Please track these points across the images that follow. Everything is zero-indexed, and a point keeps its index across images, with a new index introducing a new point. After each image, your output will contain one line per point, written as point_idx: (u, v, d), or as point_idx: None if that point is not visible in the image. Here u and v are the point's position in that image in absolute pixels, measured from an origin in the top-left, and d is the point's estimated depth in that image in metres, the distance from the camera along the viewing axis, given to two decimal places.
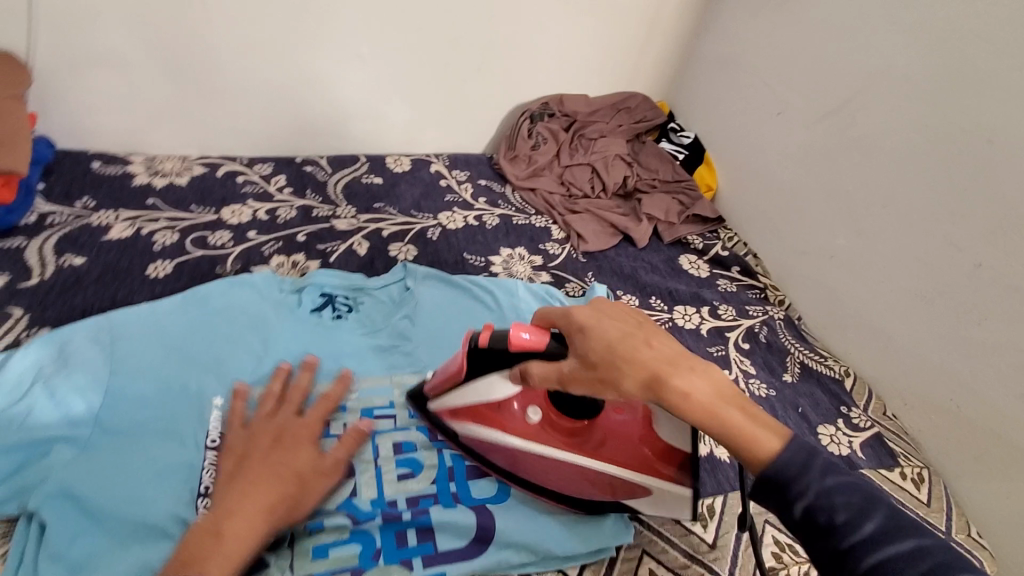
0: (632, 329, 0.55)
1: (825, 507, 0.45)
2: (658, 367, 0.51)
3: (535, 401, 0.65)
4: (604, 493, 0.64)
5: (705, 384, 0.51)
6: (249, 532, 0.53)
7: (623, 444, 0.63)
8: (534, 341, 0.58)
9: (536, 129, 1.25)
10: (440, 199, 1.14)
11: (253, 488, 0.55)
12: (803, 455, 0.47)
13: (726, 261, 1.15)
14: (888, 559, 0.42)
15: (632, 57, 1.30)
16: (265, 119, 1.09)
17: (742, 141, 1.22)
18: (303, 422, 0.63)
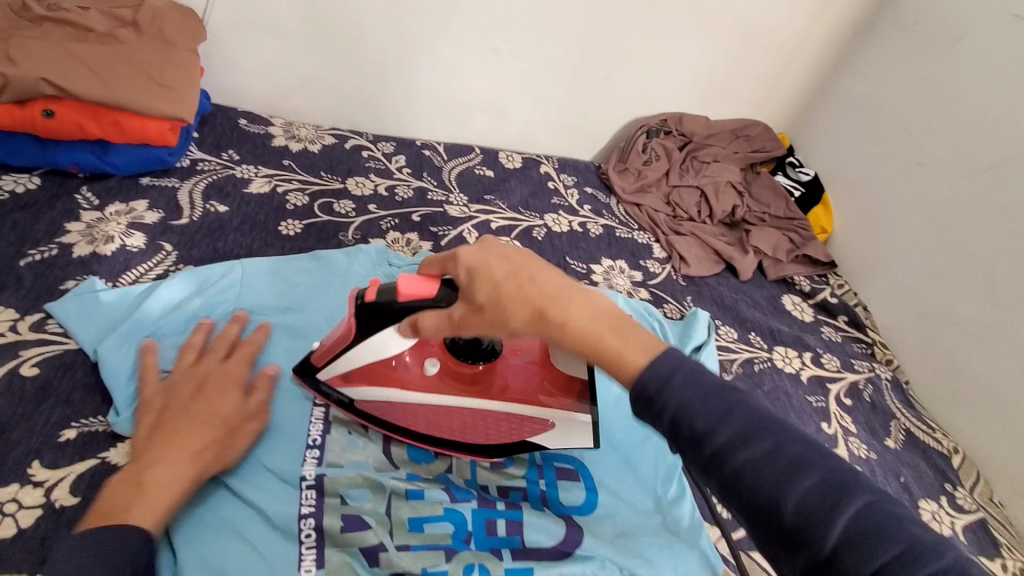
0: (518, 264, 0.47)
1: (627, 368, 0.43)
2: (540, 298, 0.46)
3: (430, 356, 0.65)
4: (514, 434, 0.65)
5: (581, 309, 0.45)
6: (177, 478, 0.52)
7: (527, 378, 0.65)
8: (414, 289, 0.54)
9: (651, 145, 1.23)
10: (547, 201, 1.15)
11: (174, 438, 0.54)
12: (670, 370, 0.41)
13: (834, 309, 1.10)
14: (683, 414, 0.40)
15: (761, 85, 1.27)
16: (396, 99, 1.13)
17: (868, 187, 1.16)
18: (224, 371, 0.62)
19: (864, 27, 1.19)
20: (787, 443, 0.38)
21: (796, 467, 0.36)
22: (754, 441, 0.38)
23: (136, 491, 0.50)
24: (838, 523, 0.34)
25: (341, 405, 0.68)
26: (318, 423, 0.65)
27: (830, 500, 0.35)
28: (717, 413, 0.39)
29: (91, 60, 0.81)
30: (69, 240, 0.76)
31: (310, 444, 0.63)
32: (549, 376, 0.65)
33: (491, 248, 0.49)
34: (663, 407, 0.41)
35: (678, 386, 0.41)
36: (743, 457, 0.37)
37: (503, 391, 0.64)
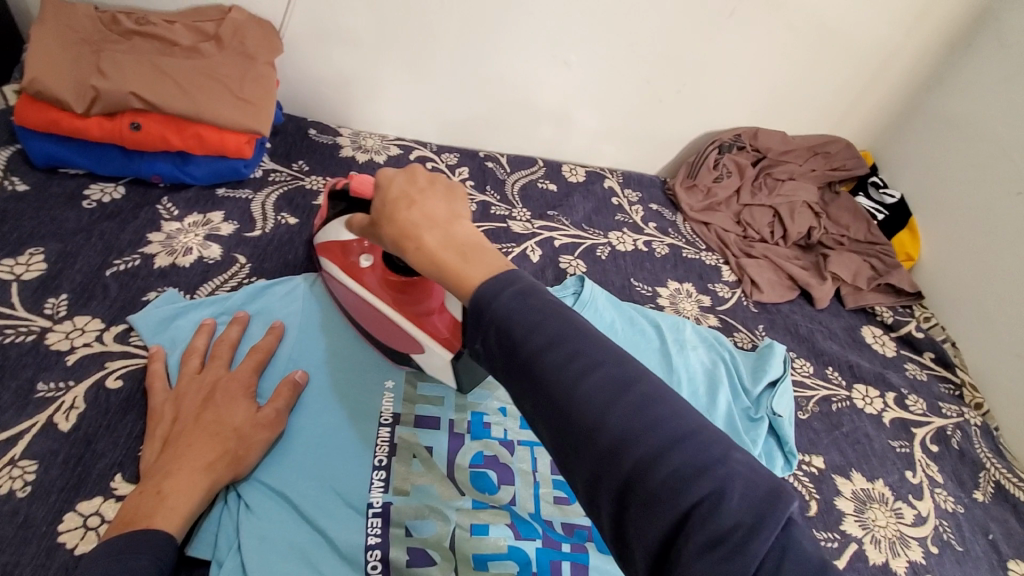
0: (419, 185, 0.52)
1: (541, 357, 0.40)
2: (403, 224, 0.50)
3: (370, 253, 0.71)
4: (394, 343, 0.70)
5: (439, 236, 0.49)
6: (191, 488, 0.53)
7: (439, 314, 0.68)
8: (363, 186, 0.67)
9: (723, 160, 1.18)
10: (611, 217, 1.11)
11: (187, 447, 0.55)
12: (504, 286, 0.44)
13: (919, 344, 1.02)
14: (591, 411, 0.37)
15: (845, 99, 1.19)
16: (460, 111, 1.13)
17: (960, 214, 1.07)
18: (235, 378, 0.63)
19: (967, 40, 1.10)
20: (594, 359, 0.39)
21: (615, 389, 0.38)
22: (599, 381, 0.38)
23: (153, 499, 0.51)
24: (668, 455, 0.35)
25: (407, 428, 0.67)
26: (385, 444, 0.65)
27: (667, 428, 0.36)
28: (552, 339, 0.40)
29: (178, 74, 0.83)
30: (151, 251, 0.78)
31: (376, 467, 0.63)
32: (441, 318, 0.68)
33: (415, 174, 0.54)
34: (492, 327, 0.43)
35: (512, 313, 0.42)
36: (584, 392, 0.38)
37: (422, 312, 0.68)
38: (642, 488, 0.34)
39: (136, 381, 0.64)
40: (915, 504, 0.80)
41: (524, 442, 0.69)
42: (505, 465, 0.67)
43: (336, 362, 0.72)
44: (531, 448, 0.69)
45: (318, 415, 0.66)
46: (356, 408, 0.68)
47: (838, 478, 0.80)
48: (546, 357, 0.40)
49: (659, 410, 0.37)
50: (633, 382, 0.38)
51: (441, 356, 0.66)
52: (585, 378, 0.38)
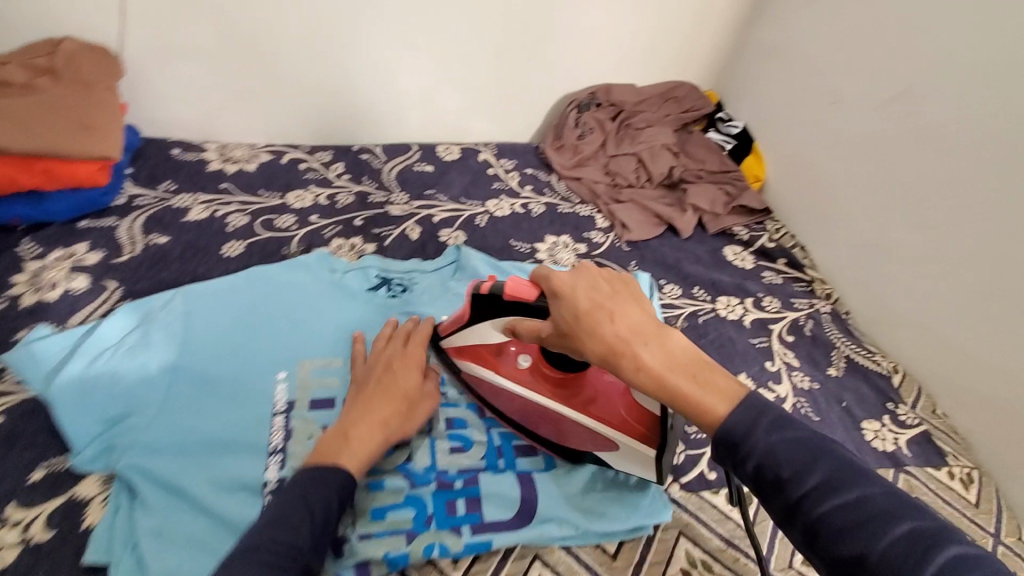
0: (602, 299, 0.56)
1: (771, 464, 0.47)
2: (612, 338, 0.54)
3: (524, 350, 0.71)
4: (583, 444, 0.68)
5: (657, 353, 0.53)
6: (371, 440, 0.61)
7: (609, 402, 0.67)
8: (518, 290, 0.62)
9: (583, 119, 1.27)
10: (488, 187, 1.18)
11: (372, 404, 0.63)
12: (751, 416, 0.49)
13: (773, 253, 1.14)
14: (819, 510, 0.44)
15: (682, 46, 1.30)
16: (325, 109, 1.16)
17: (791, 133, 1.19)
18: (406, 351, 0.71)
19: None
20: (855, 490, 0.44)
21: (865, 514, 0.43)
22: (818, 477, 0.45)
23: (341, 444, 0.59)
24: (890, 546, 0.41)
25: (301, 411, 0.71)
26: (278, 430, 0.70)
27: (863, 509, 0.43)
28: (805, 464, 0.46)
29: (15, 113, 0.81)
30: (16, 292, 0.78)
31: (271, 451, 0.68)
32: (620, 402, 0.66)
33: (592, 276, 0.57)
34: (750, 451, 0.48)
35: (777, 450, 0.47)
36: (810, 491, 0.45)
37: (588, 403, 0.68)
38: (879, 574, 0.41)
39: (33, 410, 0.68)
40: (773, 388, 0.91)
41: None
42: None
43: (222, 365, 0.75)
44: None
45: (209, 416, 0.70)
46: (242, 403, 0.72)
47: None
48: (803, 496, 0.45)
49: (883, 503, 0.43)
50: (856, 497, 0.44)
51: (652, 453, 0.63)
52: (820, 483, 0.45)
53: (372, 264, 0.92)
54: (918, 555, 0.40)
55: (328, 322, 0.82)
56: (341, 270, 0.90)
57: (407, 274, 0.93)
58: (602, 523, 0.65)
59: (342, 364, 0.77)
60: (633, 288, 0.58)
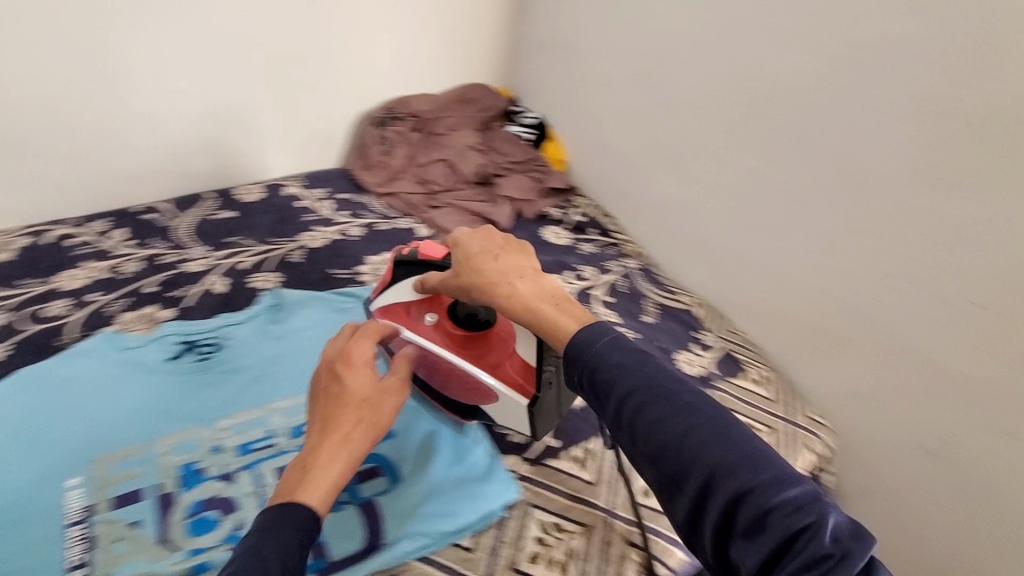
0: (494, 246, 0.63)
1: (651, 423, 0.46)
2: (487, 279, 0.61)
3: (433, 309, 0.73)
4: (478, 397, 0.72)
5: (529, 285, 0.60)
6: (335, 459, 0.54)
7: (512, 362, 0.69)
8: (431, 251, 0.73)
9: (386, 134, 1.27)
10: (299, 221, 1.13)
11: (331, 420, 0.56)
12: (596, 337, 0.51)
13: (584, 226, 1.24)
14: (706, 475, 0.43)
15: (463, 49, 1.34)
16: (89, 173, 1.04)
17: (575, 114, 1.29)
18: (325, 359, 0.60)
19: None
20: (679, 392, 0.48)
21: (680, 410, 0.46)
22: (709, 443, 0.44)
23: (301, 473, 0.53)
24: (775, 509, 0.41)
25: (102, 514, 0.64)
26: (77, 542, 0.62)
27: (759, 473, 0.42)
28: (634, 369, 0.49)
29: None
30: None
31: (70, 567, 0.60)
32: (512, 363, 0.69)
33: (489, 234, 0.64)
34: (635, 417, 0.47)
35: (609, 357, 0.50)
36: (699, 458, 0.44)
37: (492, 364, 0.70)
38: (757, 537, 0.41)
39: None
40: None
41: (244, 466, 0.70)
42: (226, 497, 0.67)
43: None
44: (253, 467, 0.70)
45: None
46: (26, 524, 0.62)
47: None
48: (630, 393, 0.48)
49: (764, 465, 0.43)
50: (728, 451, 0.44)
51: (522, 402, 0.68)
52: (709, 447, 0.44)
53: (171, 331, 0.85)
54: (801, 516, 0.41)
55: (127, 406, 0.74)
56: (134, 345, 0.81)
57: (215, 331, 0.86)
58: (451, 521, 0.67)
59: (147, 450, 0.70)
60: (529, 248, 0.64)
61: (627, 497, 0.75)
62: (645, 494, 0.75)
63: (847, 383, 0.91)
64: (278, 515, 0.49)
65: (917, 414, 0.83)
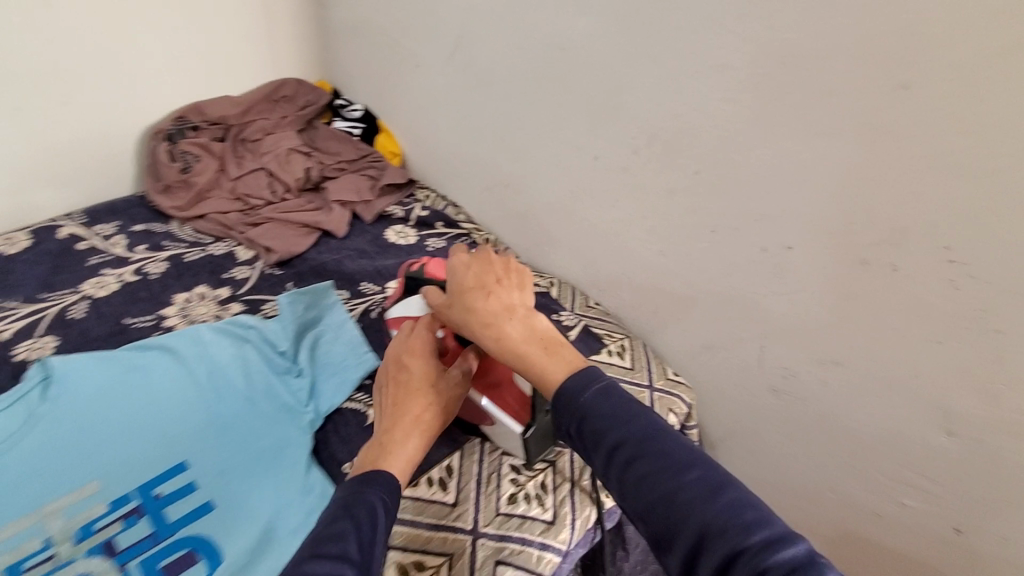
0: (490, 275, 0.61)
1: (637, 465, 0.47)
2: (478, 319, 0.58)
3: None
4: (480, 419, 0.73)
5: (519, 328, 0.57)
6: (408, 441, 0.57)
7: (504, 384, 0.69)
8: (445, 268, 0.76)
9: (180, 149, 1.09)
10: (81, 266, 0.94)
11: (408, 399, 0.59)
12: (584, 386, 0.51)
13: (430, 220, 1.16)
14: (689, 512, 0.44)
15: (262, 43, 1.20)
16: None
17: (399, 102, 1.20)
18: (390, 351, 0.65)
19: None
20: (670, 448, 0.47)
21: (671, 466, 0.46)
22: (695, 484, 0.45)
23: (378, 447, 0.56)
24: (755, 547, 0.42)
25: None
26: None
27: (738, 513, 0.43)
28: (624, 420, 0.49)
29: None
30: None
31: None
32: (509, 390, 0.69)
33: (489, 263, 0.63)
34: (622, 460, 0.47)
35: (599, 407, 0.50)
36: (684, 501, 0.45)
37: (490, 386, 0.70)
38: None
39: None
40: None
41: None
42: None
43: None
44: None
45: None
46: None
47: None
48: (619, 446, 0.48)
49: (747, 507, 0.44)
50: (713, 494, 0.45)
51: (520, 431, 0.68)
52: (694, 489, 0.45)
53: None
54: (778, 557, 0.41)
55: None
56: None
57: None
58: None
59: None
60: (528, 278, 0.63)
61: (494, 509, 0.69)
62: (511, 502, 0.70)
63: (695, 339, 0.93)
64: (363, 480, 0.52)
65: (757, 356, 0.86)
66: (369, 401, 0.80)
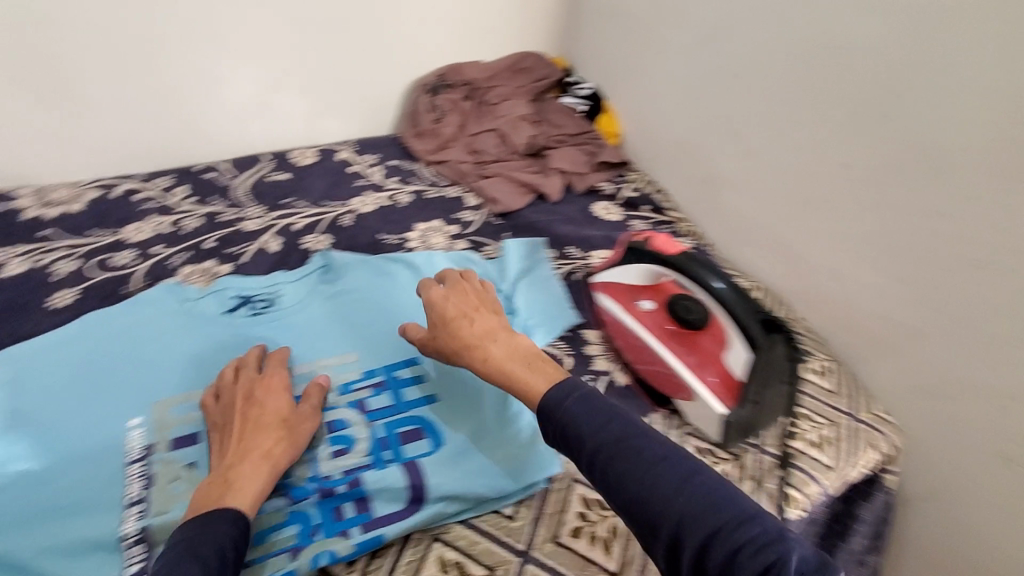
0: (469, 306, 0.74)
1: (609, 463, 0.55)
2: (467, 341, 0.70)
3: (656, 298, 0.83)
4: (674, 391, 0.79)
5: (502, 349, 0.69)
6: (257, 475, 0.61)
7: (707, 365, 0.77)
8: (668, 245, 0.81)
9: (438, 102, 1.26)
10: (350, 185, 1.14)
11: (247, 441, 0.64)
12: (564, 395, 0.60)
13: (637, 202, 1.19)
14: (650, 504, 0.53)
15: (521, 16, 1.31)
16: (153, 126, 1.07)
17: (631, 86, 1.24)
18: (263, 378, 0.71)
19: None
20: (642, 446, 0.56)
21: (647, 464, 0.54)
22: (670, 476, 0.54)
23: (225, 486, 0.59)
24: (730, 544, 0.49)
25: (159, 455, 0.66)
26: (138, 479, 0.65)
27: (709, 503, 0.52)
28: (602, 422, 0.58)
29: None
30: None
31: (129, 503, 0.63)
32: (715, 370, 0.77)
33: (462, 292, 0.76)
34: (602, 463, 0.56)
35: (578, 414, 0.58)
36: (650, 493, 0.53)
37: (693, 363, 0.78)
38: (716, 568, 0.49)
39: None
40: None
41: None
42: None
43: (68, 423, 0.68)
44: None
45: (56, 481, 0.64)
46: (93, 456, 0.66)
47: (587, 330, 0.91)
48: (596, 450, 0.56)
49: (717, 499, 0.52)
50: (689, 490, 0.53)
51: (724, 413, 0.73)
52: (669, 480, 0.53)
53: (226, 284, 0.87)
54: (758, 553, 0.49)
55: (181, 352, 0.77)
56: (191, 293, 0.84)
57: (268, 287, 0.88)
58: (492, 488, 0.67)
59: (202, 395, 0.73)
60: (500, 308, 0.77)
61: None
62: None
63: (914, 377, 0.85)
64: (202, 523, 0.55)
65: (993, 413, 0.77)
66: (568, 349, 0.88)
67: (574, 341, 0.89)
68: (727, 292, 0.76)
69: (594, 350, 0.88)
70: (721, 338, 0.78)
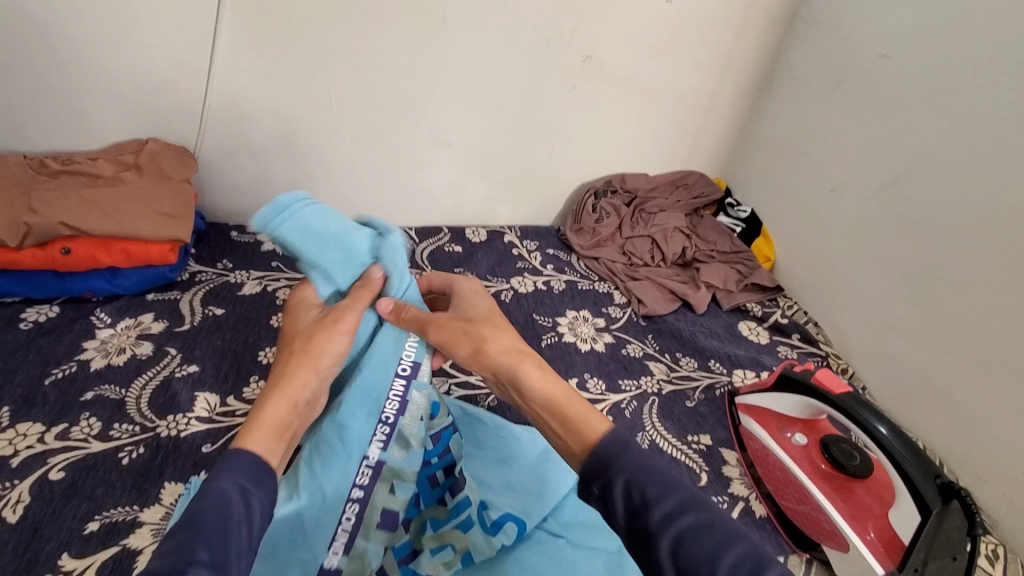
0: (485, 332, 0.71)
1: (643, 506, 0.49)
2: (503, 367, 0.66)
3: (808, 434, 0.84)
4: (820, 534, 0.76)
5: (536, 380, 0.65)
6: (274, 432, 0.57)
7: (862, 516, 0.74)
8: (831, 380, 0.80)
9: (600, 205, 1.37)
10: (513, 265, 1.27)
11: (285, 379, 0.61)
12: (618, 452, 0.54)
13: (787, 328, 1.19)
14: (681, 547, 0.46)
15: (691, 139, 1.41)
16: (368, 192, 1.28)
17: (795, 217, 1.27)
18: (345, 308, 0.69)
19: (769, 78, 1.34)
20: (683, 501, 0.49)
21: (695, 525, 0.47)
22: (715, 543, 0.45)
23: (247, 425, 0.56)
24: None
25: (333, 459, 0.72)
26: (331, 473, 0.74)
27: (752, 571, 0.44)
28: (707, 563, 0.44)
29: (103, 201, 0.94)
30: (86, 356, 0.87)
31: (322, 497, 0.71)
32: (873, 523, 0.73)
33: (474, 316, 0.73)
34: (641, 506, 0.49)
35: (637, 467, 0.52)
36: (686, 540, 0.46)
37: (848, 510, 0.75)
38: None
39: (137, 453, 0.75)
40: None
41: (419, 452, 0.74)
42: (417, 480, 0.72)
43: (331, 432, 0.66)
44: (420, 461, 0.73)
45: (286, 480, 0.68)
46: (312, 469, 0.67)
47: (725, 449, 0.90)
48: (644, 496, 0.49)
49: (754, 557, 0.45)
50: (720, 544, 0.45)
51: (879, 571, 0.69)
52: (709, 535, 0.46)
53: (295, 222, 0.70)
54: None
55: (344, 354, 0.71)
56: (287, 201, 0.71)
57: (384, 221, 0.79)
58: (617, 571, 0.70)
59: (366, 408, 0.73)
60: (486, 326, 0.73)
61: None
62: None
63: None
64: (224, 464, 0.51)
65: None
66: (703, 465, 0.87)
67: (710, 458, 0.89)
68: (892, 438, 0.73)
69: (732, 472, 0.87)
70: (881, 493, 0.75)
